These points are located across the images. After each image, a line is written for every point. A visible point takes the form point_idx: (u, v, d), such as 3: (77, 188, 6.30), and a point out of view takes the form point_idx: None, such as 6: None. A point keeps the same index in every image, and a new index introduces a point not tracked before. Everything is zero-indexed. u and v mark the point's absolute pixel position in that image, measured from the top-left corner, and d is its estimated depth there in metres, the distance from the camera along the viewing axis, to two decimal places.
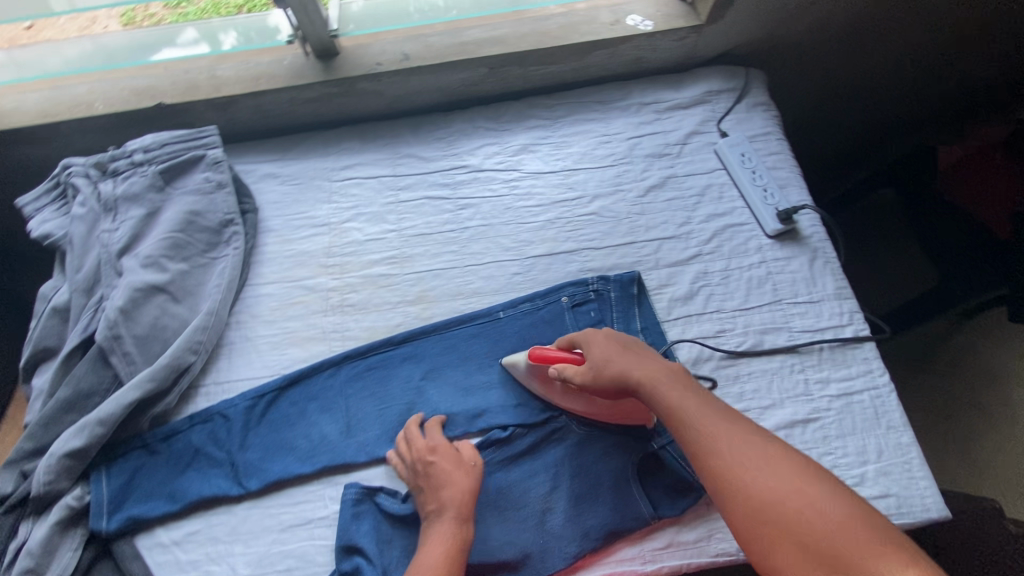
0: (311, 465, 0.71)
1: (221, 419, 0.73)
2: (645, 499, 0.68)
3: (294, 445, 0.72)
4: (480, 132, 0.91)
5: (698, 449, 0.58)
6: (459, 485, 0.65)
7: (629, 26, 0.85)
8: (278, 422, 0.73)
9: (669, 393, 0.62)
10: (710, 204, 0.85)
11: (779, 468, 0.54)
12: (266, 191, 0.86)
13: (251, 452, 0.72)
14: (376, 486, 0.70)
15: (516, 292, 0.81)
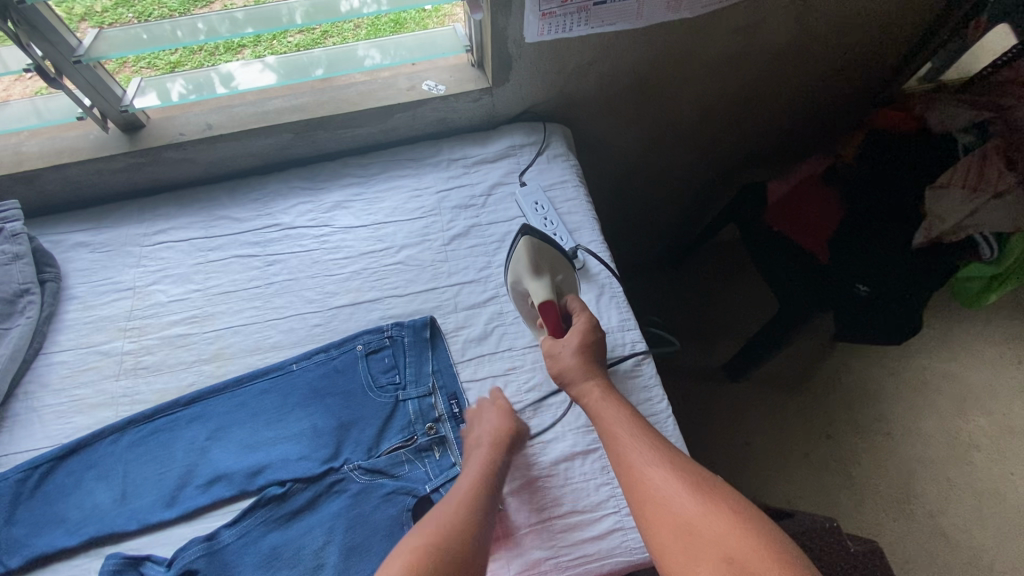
0: (78, 537, 0.68)
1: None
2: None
3: (63, 517, 0.70)
4: (295, 192, 0.95)
5: (637, 477, 0.62)
6: (505, 425, 0.73)
7: (424, 91, 0.92)
8: (51, 494, 0.71)
9: (616, 422, 0.67)
10: (509, 248, 0.90)
11: (705, 493, 0.59)
12: (74, 259, 0.88)
13: (17, 527, 0.69)
14: (143, 555, 0.67)
15: (313, 343, 0.82)
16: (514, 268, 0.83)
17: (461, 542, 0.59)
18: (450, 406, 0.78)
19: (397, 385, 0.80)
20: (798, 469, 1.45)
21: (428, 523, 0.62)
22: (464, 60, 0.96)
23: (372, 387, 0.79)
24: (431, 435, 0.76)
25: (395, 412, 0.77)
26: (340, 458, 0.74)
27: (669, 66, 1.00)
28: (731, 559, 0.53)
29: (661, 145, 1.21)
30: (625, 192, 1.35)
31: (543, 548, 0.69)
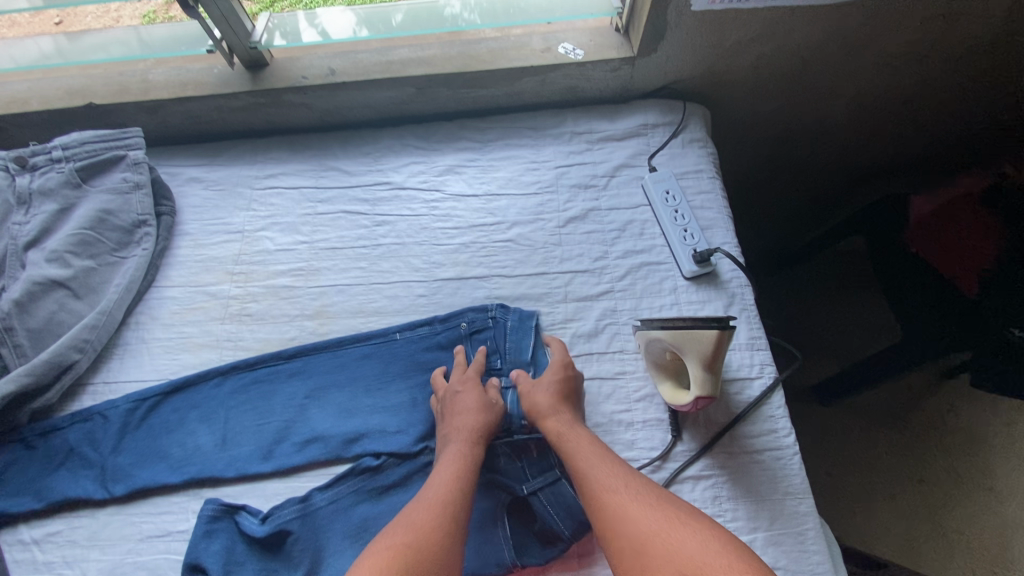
0: (178, 475, 0.69)
1: (101, 417, 0.73)
2: (509, 544, 0.64)
3: (168, 453, 0.71)
4: (408, 150, 0.90)
5: (605, 503, 0.58)
6: (480, 414, 0.68)
7: (559, 54, 0.84)
8: (158, 427, 0.73)
9: (582, 449, 0.64)
10: (630, 239, 0.82)
11: (675, 515, 0.55)
12: (189, 195, 0.87)
13: (123, 456, 0.71)
14: (237, 504, 0.67)
15: (417, 315, 0.79)
16: (679, 342, 0.64)
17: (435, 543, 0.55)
18: None
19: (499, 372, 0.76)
20: (877, 507, 1.32)
21: (409, 518, 0.57)
22: (606, 23, 0.87)
23: (476, 370, 0.76)
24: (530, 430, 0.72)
25: None
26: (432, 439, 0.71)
27: (836, 52, 0.87)
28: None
29: (803, 142, 1.09)
30: (750, 188, 1.24)
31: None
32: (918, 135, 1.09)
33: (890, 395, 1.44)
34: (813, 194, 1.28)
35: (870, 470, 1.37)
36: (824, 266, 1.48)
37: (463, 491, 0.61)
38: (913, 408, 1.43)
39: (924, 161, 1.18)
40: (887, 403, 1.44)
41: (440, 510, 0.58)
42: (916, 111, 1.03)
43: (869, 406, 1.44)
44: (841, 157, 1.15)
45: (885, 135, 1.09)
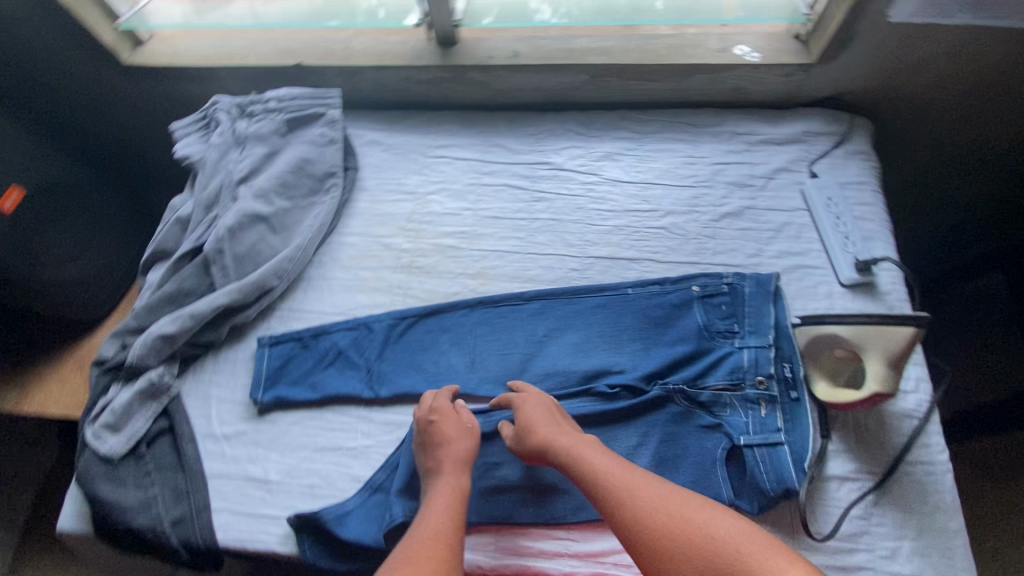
0: (369, 390, 0.77)
1: (317, 336, 0.82)
2: (727, 484, 0.68)
3: (423, 366, 0.79)
4: (569, 134, 0.95)
5: (620, 517, 0.57)
6: (452, 448, 0.68)
7: (735, 55, 0.86)
8: (413, 344, 0.80)
9: (587, 460, 0.63)
10: (786, 241, 0.83)
11: (731, 522, 0.54)
12: (368, 155, 0.96)
13: (319, 372, 0.80)
14: None
15: (570, 287, 0.84)
16: (864, 338, 0.69)
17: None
18: (783, 368, 0.73)
19: (732, 334, 0.76)
20: None
21: (422, 543, 0.57)
22: (781, 29, 0.88)
23: (707, 330, 0.77)
24: (760, 389, 0.72)
25: (723, 358, 0.75)
26: (664, 380, 0.75)
27: None
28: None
29: (981, 171, 1.01)
30: (909, 220, 1.15)
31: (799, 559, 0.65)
32: None
33: None
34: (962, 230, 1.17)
35: None
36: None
37: (456, 525, 0.60)
38: None
39: None
40: None
41: (446, 544, 0.58)
42: None
43: None
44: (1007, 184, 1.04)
45: None
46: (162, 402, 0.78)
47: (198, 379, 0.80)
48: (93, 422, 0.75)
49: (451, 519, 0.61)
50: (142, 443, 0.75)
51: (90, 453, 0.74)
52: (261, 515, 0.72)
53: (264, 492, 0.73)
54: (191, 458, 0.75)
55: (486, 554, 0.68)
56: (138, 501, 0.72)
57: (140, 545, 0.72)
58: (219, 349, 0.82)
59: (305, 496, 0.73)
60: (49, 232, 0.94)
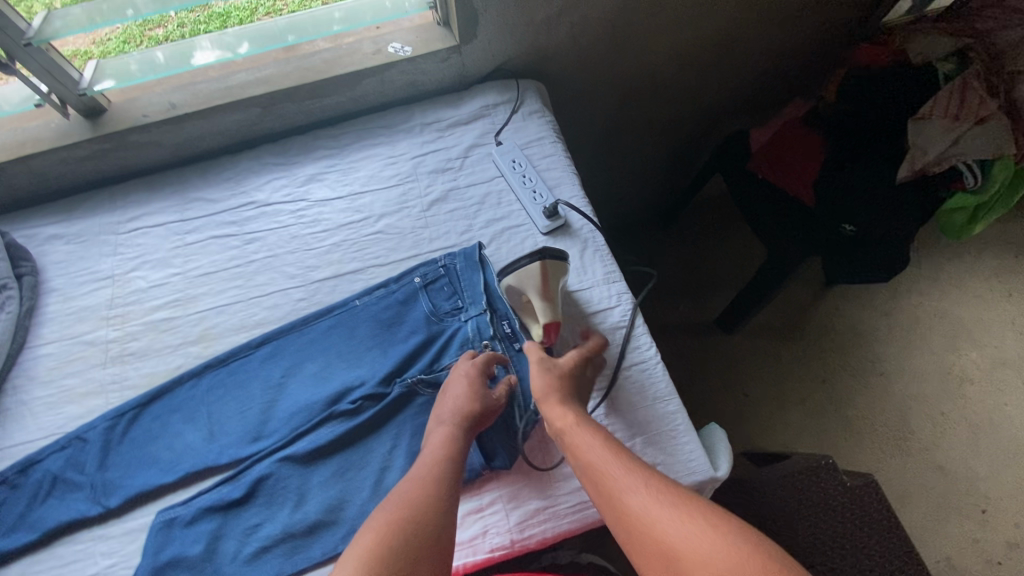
0: (98, 505, 0.70)
1: (24, 470, 0.72)
2: (478, 450, 0.71)
3: (156, 458, 0.73)
4: (267, 168, 0.93)
5: (635, 521, 0.55)
6: (477, 403, 0.68)
7: (389, 53, 0.90)
8: (140, 437, 0.74)
9: (602, 463, 0.61)
10: (489, 210, 0.89)
11: (737, 533, 0.51)
12: (50, 252, 0.87)
13: (36, 508, 0.70)
14: (175, 513, 0.70)
15: (299, 318, 0.82)
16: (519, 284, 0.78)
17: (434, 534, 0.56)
18: (504, 326, 0.78)
19: (458, 309, 0.80)
20: (796, 408, 1.39)
21: (395, 497, 0.59)
22: (428, 19, 0.93)
23: (435, 314, 0.80)
24: (488, 352, 0.77)
25: (452, 335, 0.78)
26: (404, 377, 0.76)
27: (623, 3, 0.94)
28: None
29: (641, 97, 1.18)
30: (628, 148, 1.34)
31: (555, 493, 0.70)
32: (738, 64, 1.19)
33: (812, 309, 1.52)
34: (676, 142, 1.38)
35: (803, 382, 1.43)
36: (692, 219, 1.62)
37: (449, 472, 0.63)
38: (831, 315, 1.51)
39: (753, 88, 1.29)
40: (810, 312, 1.51)
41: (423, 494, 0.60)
42: (724, 40, 1.11)
43: (801, 324, 1.50)
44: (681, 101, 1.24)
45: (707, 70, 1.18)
46: None
47: None
48: None
49: (444, 469, 0.63)
50: None
51: None
52: None
53: None
54: None
55: None
56: None
57: None
58: None
59: None
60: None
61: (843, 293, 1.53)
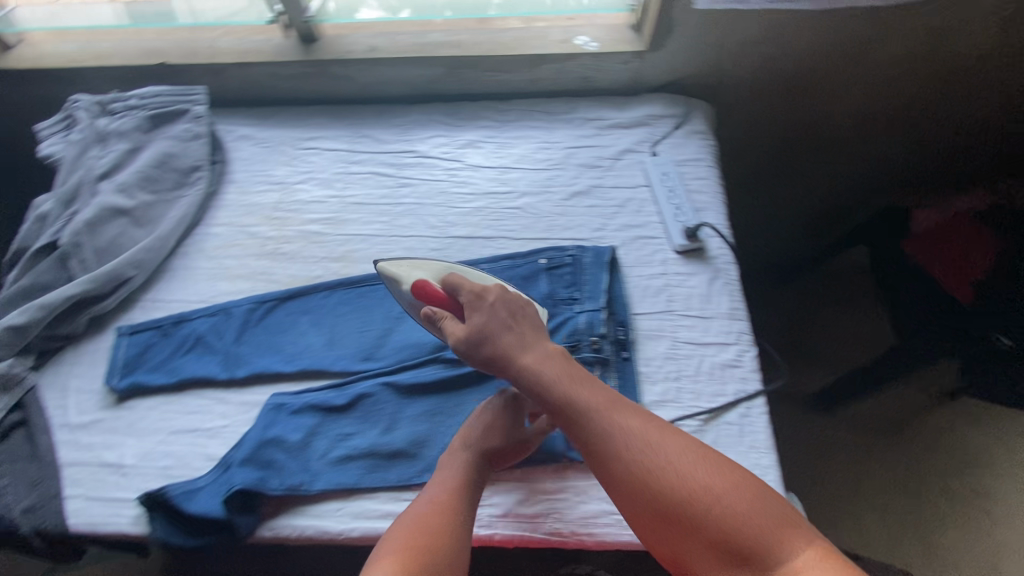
0: (226, 371, 0.80)
1: (177, 323, 0.84)
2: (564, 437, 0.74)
3: (280, 348, 0.82)
4: (434, 124, 1.00)
5: (622, 474, 0.57)
6: (496, 441, 0.70)
7: (576, 45, 0.93)
8: (272, 326, 0.83)
9: (584, 410, 0.61)
10: (628, 215, 0.90)
11: (725, 482, 0.54)
12: (239, 149, 0.99)
13: (177, 359, 0.81)
14: (285, 399, 0.78)
15: (428, 265, 0.87)
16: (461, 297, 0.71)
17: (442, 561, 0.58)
18: (617, 332, 0.79)
19: (574, 300, 0.82)
20: (884, 521, 1.25)
21: (415, 517, 0.62)
22: (621, 21, 0.95)
23: (552, 299, 0.82)
24: (595, 351, 0.77)
25: (564, 322, 0.80)
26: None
27: (835, 32, 0.92)
28: (738, 552, 0.51)
29: (803, 148, 1.15)
30: (775, 188, 1.26)
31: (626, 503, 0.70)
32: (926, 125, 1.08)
33: (932, 416, 1.36)
34: (828, 199, 1.25)
35: (896, 488, 1.28)
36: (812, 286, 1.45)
37: (465, 499, 0.65)
38: (949, 431, 1.35)
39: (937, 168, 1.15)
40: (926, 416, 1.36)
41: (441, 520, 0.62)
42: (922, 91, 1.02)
43: (912, 425, 1.36)
44: (849, 147, 1.14)
45: (889, 119, 1.08)
46: (15, 395, 0.78)
47: (57, 371, 0.82)
48: None
49: (455, 501, 0.64)
50: None
51: None
52: (114, 499, 0.74)
53: (118, 476, 0.75)
54: (44, 447, 0.76)
55: (335, 519, 0.71)
56: None
57: None
58: (78, 341, 0.83)
59: (158, 477, 0.74)
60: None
61: (971, 411, 1.37)
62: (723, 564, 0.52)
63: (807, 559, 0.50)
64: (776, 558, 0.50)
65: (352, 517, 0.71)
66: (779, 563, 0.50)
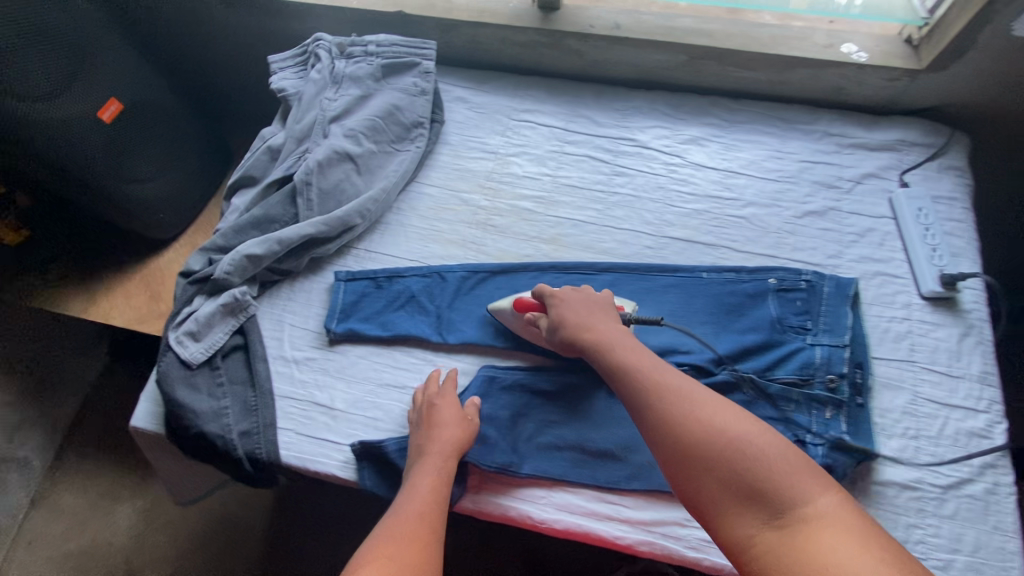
0: (439, 335, 0.80)
1: (391, 278, 0.84)
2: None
3: (490, 322, 0.81)
4: (657, 114, 0.94)
5: (663, 424, 0.58)
6: (454, 434, 0.69)
7: (841, 53, 0.85)
8: (483, 298, 0.82)
9: (637, 366, 0.63)
10: (868, 247, 0.82)
11: (775, 448, 0.54)
12: (454, 111, 0.97)
13: (389, 313, 0.82)
14: (496, 374, 0.77)
15: (645, 263, 0.83)
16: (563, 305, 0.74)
17: (422, 526, 0.59)
18: (855, 374, 0.73)
19: (807, 330, 0.76)
20: None
21: (411, 521, 0.59)
22: (892, 31, 0.87)
23: (782, 324, 0.77)
24: (830, 390, 0.72)
25: (796, 352, 0.74)
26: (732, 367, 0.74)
27: None
28: (756, 493, 0.52)
29: None
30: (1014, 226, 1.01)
31: None
32: None
33: None
34: None
35: None
36: None
37: (436, 507, 0.62)
38: None
39: None
40: None
41: (428, 524, 0.60)
42: None
43: None
44: None
45: None
46: (240, 320, 0.80)
47: (274, 304, 0.83)
48: (176, 327, 0.77)
49: (437, 511, 0.62)
50: (219, 355, 0.78)
51: (171, 356, 0.76)
52: (323, 440, 0.75)
53: (328, 418, 0.76)
54: (262, 377, 0.78)
55: (538, 507, 0.70)
56: (211, 409, 0.75)
57: (206, 451, 0.75)
58: (296, 278, 0.85)
59: (366, 427, 0.75)
60: (135, 150, 1.05)
61: None
62: (739, 505, 0.52)
63: (829, 511, 0.49)
64: (797, 504, 0.50)
65: (556, 509, 0.70)
66: (800, 509, 0.50)
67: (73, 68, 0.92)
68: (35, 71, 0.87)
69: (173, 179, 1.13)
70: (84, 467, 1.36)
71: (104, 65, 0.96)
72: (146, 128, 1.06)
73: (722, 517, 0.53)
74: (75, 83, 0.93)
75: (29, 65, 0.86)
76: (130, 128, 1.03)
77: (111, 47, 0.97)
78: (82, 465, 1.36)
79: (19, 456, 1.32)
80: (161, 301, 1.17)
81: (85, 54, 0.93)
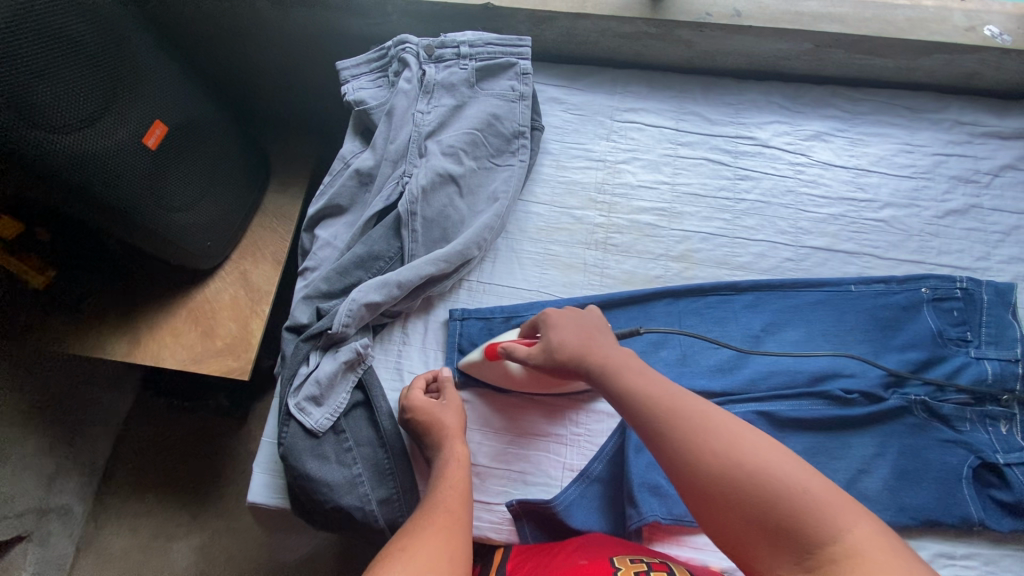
0: None
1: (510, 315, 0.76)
2: (976, 503, 0.65)
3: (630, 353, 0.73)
4: (773, 108, 0.87)
5: (676, 454, 0.49)
6: (451, 416, 0.67)
7: (985, 36, 0.81)
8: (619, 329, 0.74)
9: (638, 387, 0.55)
10: (1015, 246, 0.78)
11: (796, 471, 0.45)
12: (549, 114, 0.88)
13: None
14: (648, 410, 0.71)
15: (786, 278, 0.78)
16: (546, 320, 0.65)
17: (446, 518, 0.56)
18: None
19: (968, 342, 0.72)
20: None
21: (423, 518, 0.56)
22: None
23: (941, 337, 0.72)
24: (1004, 406, 0.69)
25: (964, 367, 0.70)
26: (900, 390, 0.70)
27: None
28: (780, 531, 0.43)
29: None
30: None
31: None
32: None
33: None
34: None
35: None
36: None
37: (462, 500, 0.59)
38: None
39: None
40: None
41: (449, 514, 0.56)
42: None
43: None
44: None
45: None
46: (359, 374, 0.71)
47: (386, 351, 0.75)
48: (295, 392, 0.69)
49: (455, 501, 0.58)
50: (343, 416, 0.69)
51: (294, 425, 0.68)
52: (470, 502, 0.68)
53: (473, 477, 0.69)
54: (392, 435, 0.69)
55: (717, 555, 0.65)
56: (345, 479, 0.67)
57: (346, 525, 0.67)
58: (407, 318, 0.76)
59: (515, 483, 0.68)
60: (178, 177, 0.87)
61: None
62: (766, 546, 0.43)
63: (863, 546, 0.41)
64: (823, 542, 0.41)
65: (735, 553, 0.65)
66: (827, 546, 0.41)
67: (108, 86, 0.74)
68: (75, 96, 0.69)
69: (218, 207, 0.96)
70: (130, 510, 1.14)
71: (146, 76, 0.80)
72: (190, 147, 0.89)
73: (748, 557, 0.45)
74: (112, 106, 0.75)
75: (65, 87, 0.68)
76: (173, 151, 0.86)
77: (145, 55, 0.80)
78: (126, 510, 1.14)
79: (59, 504, 1.06)
80: (217, 337, 0.99)
81: (121, 64, 0.76)
